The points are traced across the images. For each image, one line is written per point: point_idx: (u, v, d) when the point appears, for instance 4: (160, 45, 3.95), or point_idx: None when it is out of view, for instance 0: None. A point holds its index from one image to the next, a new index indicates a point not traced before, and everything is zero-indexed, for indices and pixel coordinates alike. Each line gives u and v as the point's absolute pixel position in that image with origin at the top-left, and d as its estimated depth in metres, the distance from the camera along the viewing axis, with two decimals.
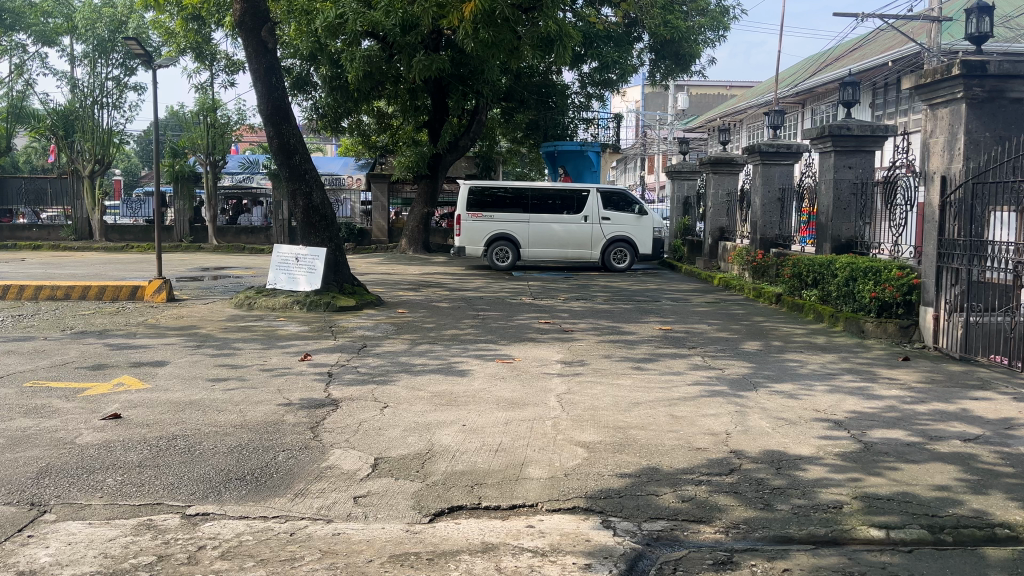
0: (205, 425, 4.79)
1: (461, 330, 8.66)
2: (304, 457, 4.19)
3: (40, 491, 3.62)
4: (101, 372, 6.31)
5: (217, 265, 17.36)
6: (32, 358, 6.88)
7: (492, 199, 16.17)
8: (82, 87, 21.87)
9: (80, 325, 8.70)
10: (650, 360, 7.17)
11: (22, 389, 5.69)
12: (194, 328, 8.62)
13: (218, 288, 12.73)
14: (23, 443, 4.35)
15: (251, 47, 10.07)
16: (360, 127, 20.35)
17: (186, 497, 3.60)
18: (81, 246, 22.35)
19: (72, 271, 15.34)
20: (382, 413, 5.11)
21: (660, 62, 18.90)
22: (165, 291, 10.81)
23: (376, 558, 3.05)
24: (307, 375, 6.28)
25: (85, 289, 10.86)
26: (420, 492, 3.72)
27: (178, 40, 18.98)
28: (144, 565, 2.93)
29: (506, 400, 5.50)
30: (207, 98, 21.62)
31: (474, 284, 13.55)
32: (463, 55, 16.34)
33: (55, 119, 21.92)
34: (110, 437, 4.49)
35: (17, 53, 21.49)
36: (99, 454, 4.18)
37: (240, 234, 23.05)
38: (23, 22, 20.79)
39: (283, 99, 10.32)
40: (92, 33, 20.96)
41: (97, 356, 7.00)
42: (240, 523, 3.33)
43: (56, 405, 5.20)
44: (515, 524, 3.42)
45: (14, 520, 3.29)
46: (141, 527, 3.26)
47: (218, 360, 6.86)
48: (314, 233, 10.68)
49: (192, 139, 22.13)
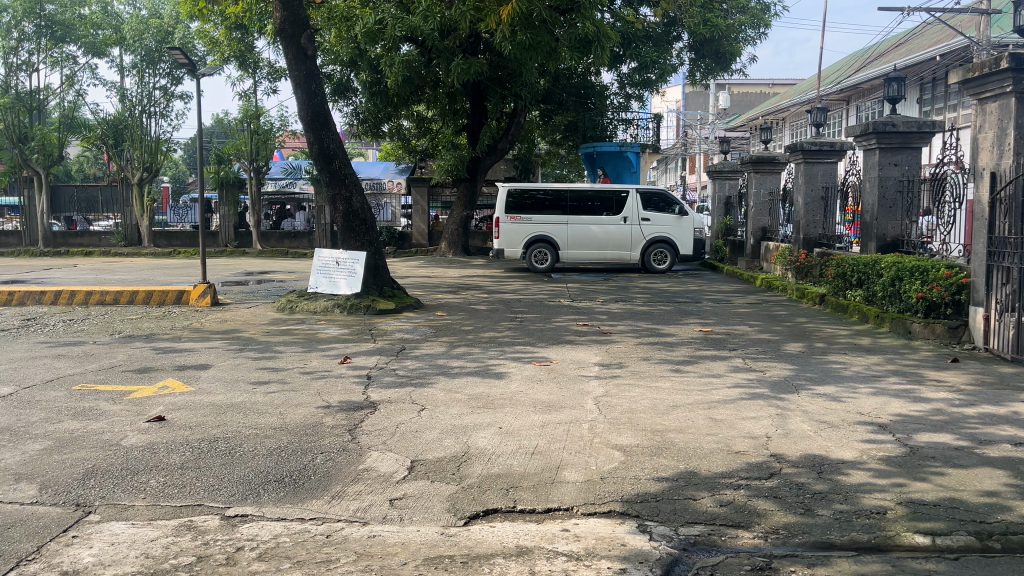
0: (246, 427, 4.86)
1: (499, 333, 8.67)
2: (342, 459, 4.23)
3: (87, 492, 3.71)
4: (147, 375, 6.46)
5: (261, 270, 17.60)
6: (82, 362, 7.05)
7: (532, 202, 16.15)
8: (131, 97, 22.45)
9: (128, 330, 8.91)
10: (691, 362, 7.09)
11: (71, 392, 5.84)
12: (238, 332, 8.78)
13: (261, 292, 12.89)
14: (72, 446, 4.46)
15: (291, 54, 10.23)
16: (399, 131, 20.45)
17: (226, 499, 3.65)
18: (130, 252, 22.91)
19: (122, 276, 15.68)
20: (419, 416, 5.13)
21: (700, 62, 18.77)
22: (209, 296, 11.02)
23: (411, 560, 3.06)
24: (346, 378, 6.33)
25: (134, 294, 11.12)
26: (456, 496, 3.72)
27: (222, 49, 19.30)
28: (185, 565, 2.98)
29: (543, 402, 5.48)
30: (250, 106, 21.94)
31: (513, 286, 13.55)
32: (502, 58, 16.39)
33: (106, 128, 22.52)
34: (155, 439, 4.58)
35: (68, 64, 22.16)
36: (144, 456, 4.27)
37: (284, 238, 23.48)
38: (73, 34, 21.54)
39: (323, 105, 10.44)
40: (140, 44, 21.44)
41: (143, 359, 7.16)
42: (278, 525, 3.37)
43: (103, 408, 5.33)
44: (549, 529, 3.40)
45: (59, 521, 3.37)
46: (182, 528, 3.32)
47: (260, 363, 6.96)
48: (354, 237, 10.77)
49: (236, 146, 22.47)
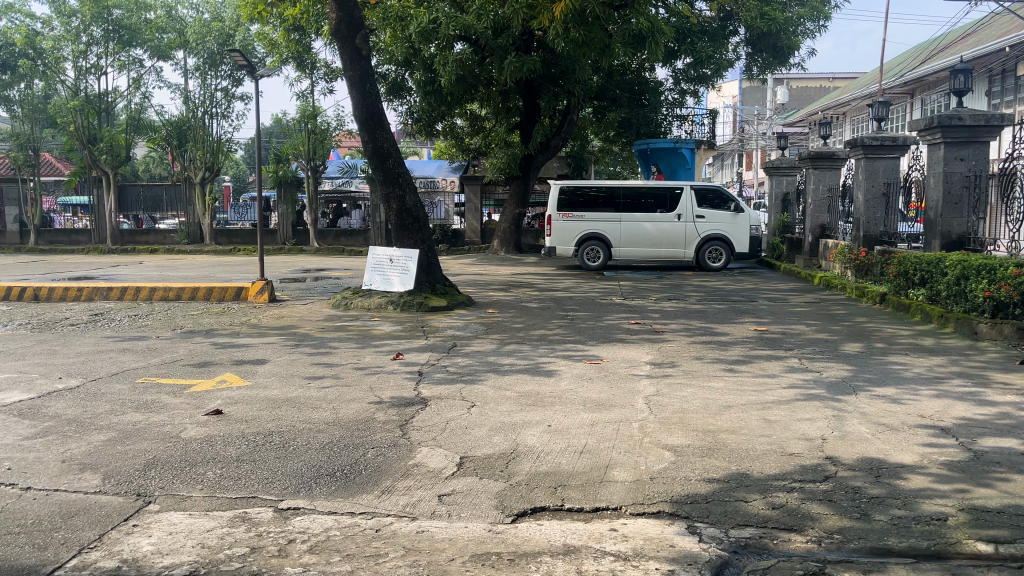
0: (300, 422, 4.95)
1: (549, 330, 8.66)
2: (392, 455, 4.27)
3: (147, 483, 3.82)
4: (207, 369, 6.63)
5: (318, 267, 17.90)
6: (145, 356, 7.28)
7: (585, 199, 16.08)
8: (194, 98, 23.07)
9: (189, 325, 9.16)
10: (745, 361, 6.98)
11: (135, 385, 6.02)
12: (294, 328, 8.95)
13: (317, 289, 13.12)
14: (134, 437, 4.60)
15: (346, 54, 10.37)
16: (453, 130, 20.60)
17: (279, 492, 3.72)
18: (193, 250, 23.53)
19: (185, 273, 16.13)
20: (468, 413, 5.16)
21: (757, 56, 18.44)
22: (267, 292, 11.26)
23: (459, 556, 3.07)
24: (398, 374, 6.40)
25: (195, 290, 11.43)
26: (504, 493, 3.73)
27: (281, 51, 19.68)
28: (238, 556, 3.05)
29: (592, 401, 5.46)
30: (308, 106, 22.33)
31: (565, 284, 13.51)
32: (555, 55, 16.35)
33: (170, 129, 23.19)
34: (213, 432, 4.70)
35: (135, 67, 22.88)
36: (202, 448, 4.38)
37: (340, 236, 23.82)
38: (140, 37, 22.22)
39: (378, 105, 10.57)
40: (203, 46, 22.00)
41: (203, 354, 7.36)
42: (329, 519, 3.42)
43: (164, 401, 5.49)
44: (597, 528, 3.38)
45: (121, 510, 3.48)
46: (237, 520, 3.40)
47: (315, 359, 7.09)
48: (407, 234, 10.88)
49: (294, 146, 22.88)
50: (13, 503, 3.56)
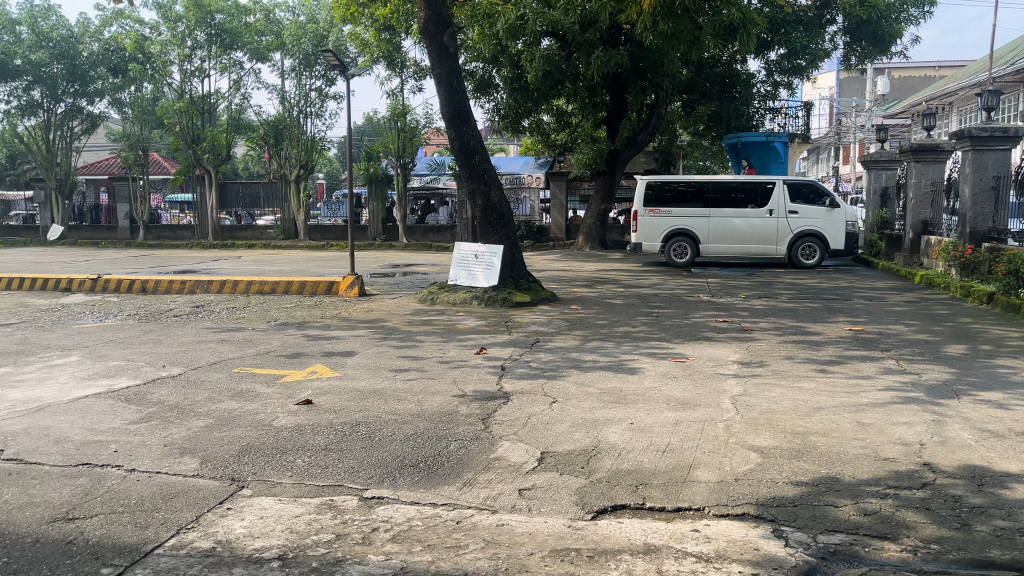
0: (386, 413, 5.06)
1: (634, 327, 8.57)
2: (474, 448, 4.31)
3: (241, 468, 3.98)
4: (299, 360, 6.85)
5: (406, 262, 18.24)
6: (242, 346, 7.58)
7: (673, 194, 15.82)
8: (290, 98, 23.83)
9: (283, 318, 9.49)
10: (838, 362, 6.73)
11: (231, 374, 6.28)
12: (382, 321, 9.15)
13: (405, 284, 13.37)
14: (230, 424, 4.80)
15: (434, 52, 10.50)
16: (540, 126, 20.68)
17: (364, 481, 3.81)
18: (288, 245, 24.34)
19: (280, 268, 16.71)
20: (550, 408, 5.16)
21: (856, 45, 17.76)
22: (357, 286, 11.54)
23: (538, 551, 3.08)
24: (481, 368, 6.46)
25: (289, 284, 11.82)
26: (584, 489, 3.71)
27: (372, 50, 20.10)
28: (324, 542, 3.14)
29: (677, 399, 5.37)
30: (397, 104, 22.73)
31: (651, 281, 13.34)
32: (643, 49, 16.15)
33: (267, 129, 24.05)
34: (303, 421, 4.86)
35: (235, 70, 23.83)
36: (292, 436, 4.53)
37: (428, 232, 24.22)
38: (240, 40, 23.10)
39: (464, 102, 10.67)
40: (299, 48, 22.70)
41: (295, 345, 7.61)
42: (412, 509, 3.48)
43: (258, 390, 5.71)
44: (679, 528, 3.33)
45: (216, 494, 3.64)
46: (323, 506, 3.50)
47: (401, 352, 7.22)
48: (492, 230, 10.96)
49: (384, 144, 23.35)
50: (119, 483, 3.77)
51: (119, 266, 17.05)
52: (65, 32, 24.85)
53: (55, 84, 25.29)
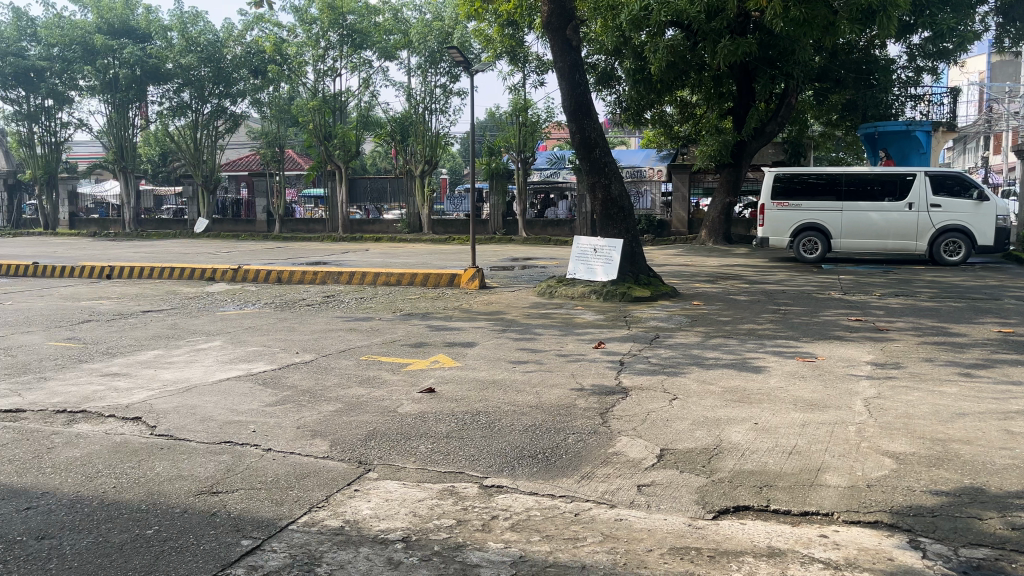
0: (506, 403, 5.13)
1: (759, 325, 8.30)
2: (592, 442, 4.31)
3: (367, 451, 4.15)
4: (422, 350, 7.05)
5: (526, 256, 18.38)
6: (369, 335, 7.87)
7: (803, 186, 15.21)
8: (416, 95, 24.49)
9: (407, 308, 9.77)
10: (984, 366, 6.28)
11: (358, 361, 6.54)
12: (502, 313, 9.27)
13: (524, 277, 13.48)
14: (357, 409, 5.00)
15: (557, 46, 10.52)
16: (662, 118, 20.36)
17: (484, 469, 3.89)
18: (412, 238, 25.03)
19: (404, 260, 17.22)
20: (670, 405, 5.08)
21: (1010, 26, 16.45)
22: (477, 279, 11.74)
23: (657, 548, 3.05)
24: (601, 363, 6.43)
25: (413, 276, 12.16)
26: (705, 488, 3.64)
27: (496, 46, 20.34)
28: (445, 526, 3.23)
29: (805, 400, 5.17)
30: (520, 99, 22.92)
31: (778, 277, 12.88)
32: (773, 36, 15.59)
33: (394, 126, 24.84)
34: (426, 408, 5.00)
35: (365, 68, 24.68)
36: (416, 423, 4.67)
37: (547, 226, 24.37)
38: (370, 40, 23.92)
39: (586, 95, 10.63)
40: (425, 45, 23.27)
41: (419, 335, 7.82)
42: (530, 499, 3.52)
43: (384, 377, 5.91)
44: (805, 532, 3.21)
45: (345, 475, 3.80)
46: (445, 492, 3.59)
47: (520, 344, 7.29)
48: (612, 224, 10.87)
49: (505, 139, 23.59)
50: (256, 461, 4.00)
51: (257, 258, 18.06)
52: (211, 36, 26.52)
53: (202, 86, 27.04)
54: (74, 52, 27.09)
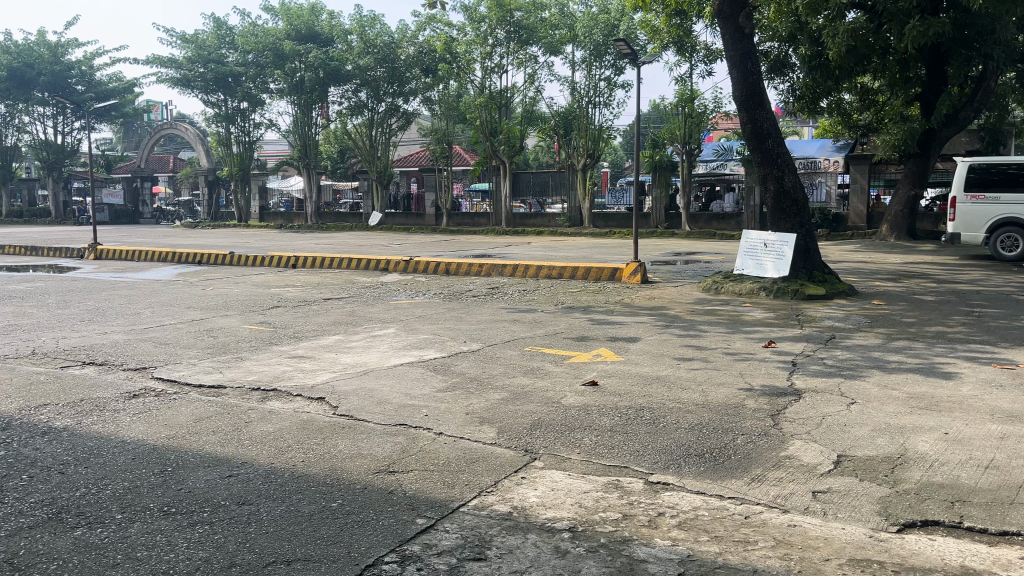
0: (671, 400, 5.06)
1: (948, 327, 7.67)
2: (763, 444, 4.17)
3: (533, 441, 4.23)
4: (585, 343, 7.08)
5: (690, 251, 17.98)
6: (532, 327, 8.01)
7: (1000, 177, 13.91)
8: (580, 89, 24.59)
9: (569, 301, 9.85)
10: None
11: (523, 352, 6.67)
12: (665, 309, 9.14)
13: (689, 272, 13.21)
14: (523, 399, 5.11)
15: (728, 33, 10.20)
16: (841, 106, 19.15)
17: (650, 465, 3.86)
18: (573, 232, 25.13)
19: (566, 254, 17.35)
20: (848, 409, 4.81)
21: None
22: (640, 274, 11.64)
23: (834, 558, 2.91)
24: (771, 362, 6.20)
25: (576, 269, 12.22)
26: (888, 499, 3.43)
27: (662, 36, 19.98)
28: (611, 520, 3.24)
29: (1003, 412, 4.73)
30: (686, 90, 22.43)
31: (971, 276, 11.84)
32: (970, 15, 14.36)
33: (558, 120, 25.06)
34: (590, 401, 5.02)
35: (531, 64, 25.03)
36: (581, 415, 4.71)
37: (712, 220, 23.68)
38: (536, 35, 24.21)
39: (759, 84, 10.23)
40: (590, 39, 23.27)
41: (582, 328, 7.87)
42: (698, 498, 3.46)
43: (547, 369, 6.00)
44: (1005, 554, 2.95)
45: (512, 463, 3.90)
46: (610, 486, 3.60)
47: (685, 341, 7.16)
48: (785, 218, 10.42)
49: (670, 130, 23.16)
50: (429, 444, 4.18)
51: (426, 250, 18.83)
52: (387, 38, 27.84)
53: (378, 85, 28.51)
54: (267, 58, 29.63)
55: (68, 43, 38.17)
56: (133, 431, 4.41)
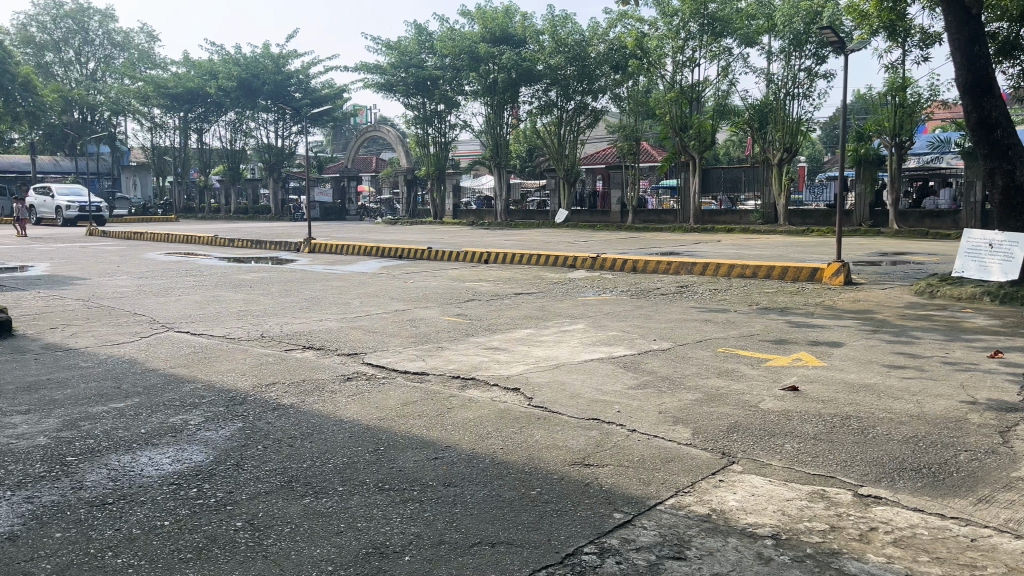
0: (881, 410, 4.75)
1: None
2: (991, 462, 3.82)
3: (731, 444, 4.13)
4: (783, 346, 6.80)
5: (898, 251, 16.71)
6: (726, 327, 7.80)
7: None
8: (777, 81, 23.63)
9: (764, 302, 9.48)
10: None
11: (717, 353, 6.52)
12: (872, 312, 8.56)
13: (898, 274, 12.28)
14: (718, 400, 5.00)
15: (952, 16, 9.37)
16: None
17: (859, 477, 3.65)
18: (766, 229, 24.12)
19: (759, 252, 16.70)
20: None
21: None
22: (843, 274, 10.99)
23: None
24: (997, 374, 5.65)
25: (771, 269, 11.73)
26: None
27: (871, 22, 18.64)
28: (818, 530, 3.11)
29: None
30: (897, 77, 20.82)
31: None
32: None
33: (753, 113, 24.19)
34: (791, 407, 4.82)
35: (724, 56, 24.28)
36: (781, 421, 4.53)
37: (924, 218, 21.88)
38: (731, 27, 23.44)
39: (987, 69, 9.31)
40: (789, 28, 22.24)
41: (779, 331, 7.56)
42: (915, 515, 3.23)
43: (743, 371, 5.83)
44: None
45: (709, 465, 3.83)
46: (816, 495, 3.45)
47: (896, 347, 6.68)
48: (1015, 216, 9.44)
49: (877, 121, 21.62)
50: (624, 440, 4.21)
51: (613, 247, 18.83)
52: (578, 36, 28.18)
53: (568, 84, 28.85)
54: (463, 61, 30.81)
55: (288, 55, 41.80)
56: (348, 411, 4.79)
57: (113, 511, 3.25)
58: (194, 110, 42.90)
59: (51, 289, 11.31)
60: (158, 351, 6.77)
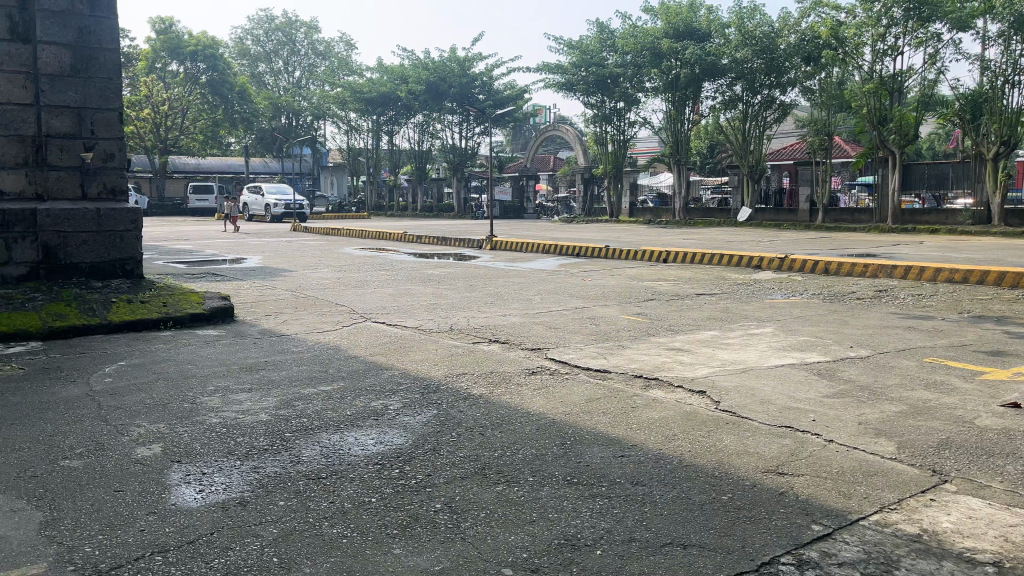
0: None
1: None
2: None
3: (942, 462, 3.83)
4: (1001, 359, 6.20)
5: None
6: (932, 336, 7.22)
7: None
8: (994, 68, 21.66)
9: (976, 310, 8.68)
10: None
11: (922, 363, 6.05)
12: None
13: None
14: (925, 414, 4.65)
15: None
16: None
17: None
18: (977, 230, 22.05)
19: (969, 255, 15.29)
20: None
21: None
22: None
23: None
24: None
25: (985, 273, 10.70)
26: None
27: None
28: None
29: None
30: None
31: None
32: None
33: (964, 104, 22.40)
34: (1012, 425, 4.40)
35: (932, 43, 22.44)
36: (1000, 440, 4.15)
37: None
38: (941, 10, 21.53)
39: None
40: (1010, 10, 20.48)
41: (995, 341, 6.90)
42: None
43: (954, 384, 5.39)
44: None
45: (918, 482, 3.58)
46: None
47: None
48: None
49: None
50: (820, 450, 4.02)
51: (801, 247, 17.94)
52: (768, 29, 27.33)
53: (755, 77, 27.80)
54: (645, 57, 30.44)
55: (473, 57, 43.25)
56: (535, 404, 4.91)
57: (327, 485, 3.54)
58: (386, 114, 45.42)
59: (263, 280, 12.41)
60: (357, 340, 7.26)
